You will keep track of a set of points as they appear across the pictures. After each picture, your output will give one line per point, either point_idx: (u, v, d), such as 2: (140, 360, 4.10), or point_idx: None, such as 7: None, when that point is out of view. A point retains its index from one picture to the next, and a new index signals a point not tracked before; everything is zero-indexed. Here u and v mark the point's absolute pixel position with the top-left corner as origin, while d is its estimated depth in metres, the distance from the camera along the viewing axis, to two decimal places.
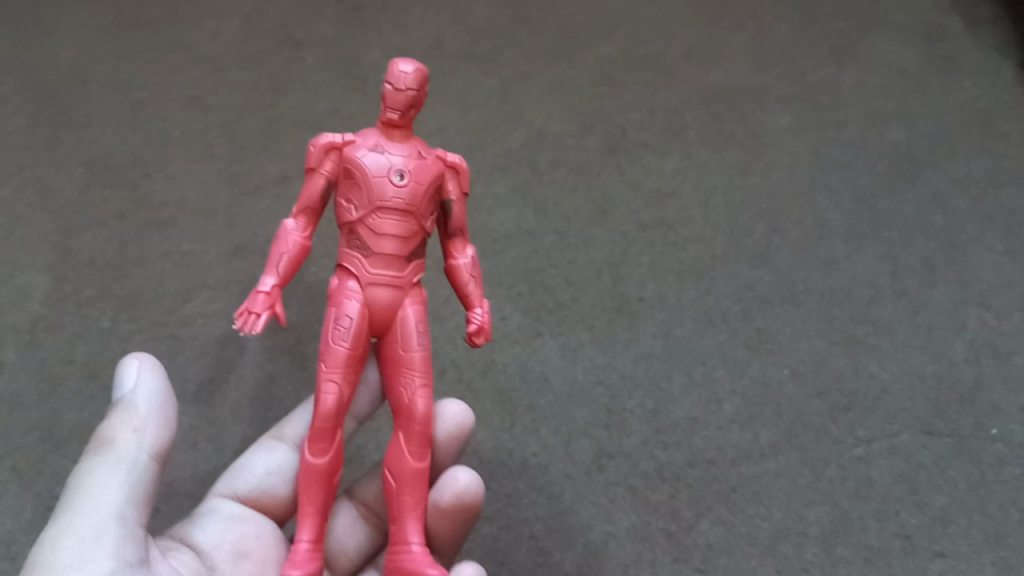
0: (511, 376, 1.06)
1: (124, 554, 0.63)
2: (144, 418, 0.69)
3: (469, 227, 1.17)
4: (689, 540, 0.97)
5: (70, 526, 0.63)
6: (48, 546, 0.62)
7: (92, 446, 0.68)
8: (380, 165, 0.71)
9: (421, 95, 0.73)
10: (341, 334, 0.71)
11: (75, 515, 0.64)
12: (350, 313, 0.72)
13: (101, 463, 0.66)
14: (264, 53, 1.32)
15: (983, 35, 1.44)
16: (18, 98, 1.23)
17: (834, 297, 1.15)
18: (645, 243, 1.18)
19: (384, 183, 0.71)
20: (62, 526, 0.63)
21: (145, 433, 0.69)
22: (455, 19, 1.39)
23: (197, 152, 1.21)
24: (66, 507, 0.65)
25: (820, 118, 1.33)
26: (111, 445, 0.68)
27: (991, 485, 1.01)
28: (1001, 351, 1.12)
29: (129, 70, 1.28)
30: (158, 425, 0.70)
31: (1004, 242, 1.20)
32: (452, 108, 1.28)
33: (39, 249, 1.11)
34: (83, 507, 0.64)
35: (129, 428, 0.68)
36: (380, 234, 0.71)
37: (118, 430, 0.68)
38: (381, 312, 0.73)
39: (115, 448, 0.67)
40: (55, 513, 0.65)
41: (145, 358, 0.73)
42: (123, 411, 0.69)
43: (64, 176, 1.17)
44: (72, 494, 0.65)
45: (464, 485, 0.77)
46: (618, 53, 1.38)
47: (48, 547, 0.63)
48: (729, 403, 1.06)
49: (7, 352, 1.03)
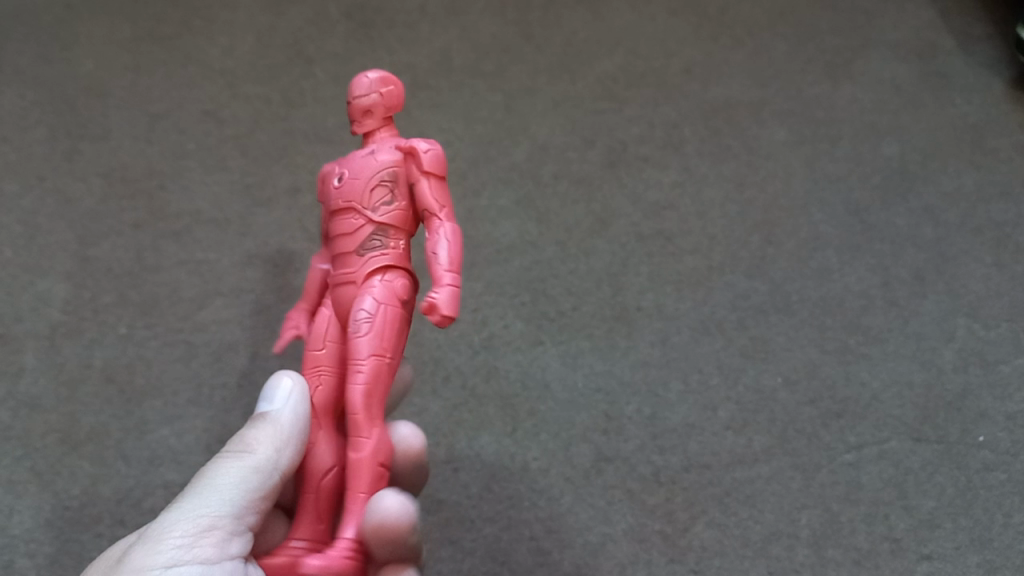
0: (512, 382, 1.10)
1: (223, 550, 0.68)
2: (285, 441, 0.70)
3: (472, 238, 1.22)
4: (684, 541, 1.01)
5: (185, 520, 0.68)
6: (161, 530, 0.67)
7: (238, 440, 0.72)
8: (335, 176, 0.74)
9: (376, 99, 0.74)
10: (314, 338, 0.73)
11: (198, 505, 0.69)
12: (321, 319, 0.73)
13: (234, 468, 0.70)
14: (276, 69, 1.37)
15: (977, 51, 1.47)
16: (38, 112, 1.30)
17: (827, 306, 1.18)
18: (644, 254, 1.22)
19: (331, 191, 0.73)
20: (180, 516, 0.68)
21: (282, 455, 0.70)
22: (462, 35, 1.44)
23: (211, 164, 1.26)
24: (191, 496, 0.69)
25: (816, 132, 1.36)
26: (251, 453, 0.71)
27: (977, 490, 1.05)
28: (989, 360, 1.14)
29: (146, 84, 1.34)
30: (301, 448, 0.72)
31: (992, 255, 1.24)
32: (458, 123, 1.34)
33: (59, 257, 1.16)
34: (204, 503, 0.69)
35: (269, 447, 0.70)
36: (333, 238, 0.72)
37: (257, 444, 0.70)
38: (339, 309, 0.71)
39: (253, 460, 0.70)
40: (179, 495, 0.70)
41: (296, 380, 0.73)
42: (269, 426, 0.70)
43: (83, 188, 1.23)
44: (199, 486, 0.70)
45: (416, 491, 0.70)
46: (619, 69, 1.42)
47: (163, 520, 0.68)
48: (724, 410, 1.09)
49: (27, 356, 1.08)
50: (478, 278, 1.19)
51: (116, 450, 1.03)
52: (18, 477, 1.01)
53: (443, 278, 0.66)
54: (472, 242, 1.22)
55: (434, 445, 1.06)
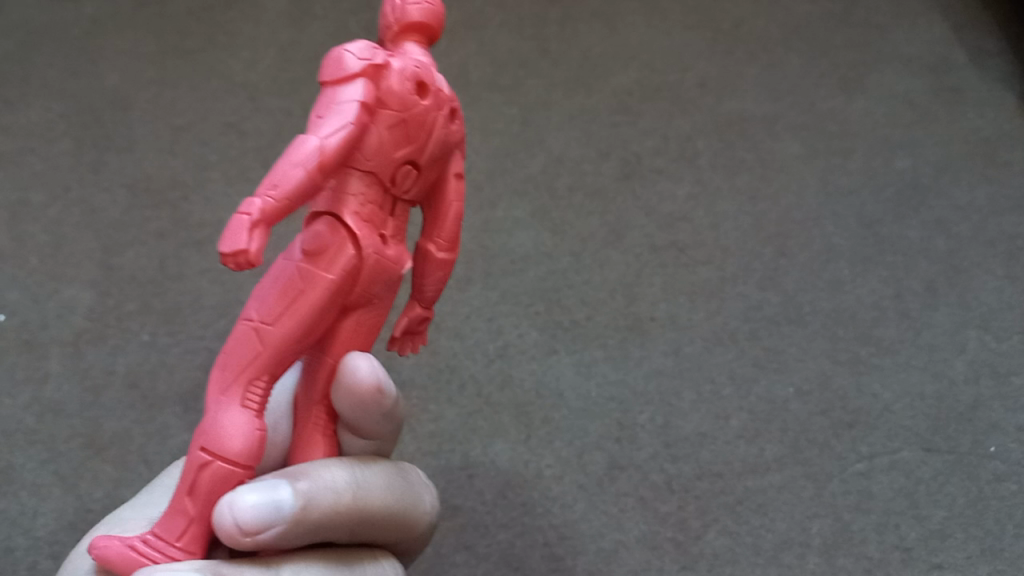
0: (527, 391, 1.12)
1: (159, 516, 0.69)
2: None
3: (488, 248, 1.24)
4: (696, 548, 1.01)
5: (130, 503, 0.72)
6: (112, 515, 0.72)
7: None
8: None
9: (383, 15, 0.57)
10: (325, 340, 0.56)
11: (143, 495, 0.73)
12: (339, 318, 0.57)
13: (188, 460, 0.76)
14: (298, 82, 1.41)
15: (989, 67, 1.50)
16: (65, 123, 1.33)
17: (839, 317, 1.19)
18: (658, 265, 1.24)
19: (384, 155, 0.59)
20: (132, 502, 0.72)
21: None
22: (480, 50, 1.48)
23: (233, 175, 1.28)
24: (148, 487, 0.74)
25: (829, 145, 1.38)
26: None
27: (988, 501, 1.05)
28: (1001, 372, 1.15)
29: (170, 98, 1.37)
30: None
31: (1004, 267, 1.25)
32: (475, 135, 1.36)
33: (85, 265, 1.19)
34: (160, 488, 0.73)
35: None
36: None
37: None
38: None
39: None
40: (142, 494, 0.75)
41: None
42: None
43: (108, 198, 1.26)
44: (158, 479, 0.75)
45: (232, 516, 0.51)
46: (635, 84, 1.45)
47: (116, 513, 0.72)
48: (736, 419, 1.10)
49: (52, 361, 1.11)
50: (494, 287, 1.20)
51: (138, 455, 1.05)
52: (43, 480, 1.02)
53: (239, 207, 0.46)
54: (488, 252, 1.24)
55: (449, 452, 1.07)
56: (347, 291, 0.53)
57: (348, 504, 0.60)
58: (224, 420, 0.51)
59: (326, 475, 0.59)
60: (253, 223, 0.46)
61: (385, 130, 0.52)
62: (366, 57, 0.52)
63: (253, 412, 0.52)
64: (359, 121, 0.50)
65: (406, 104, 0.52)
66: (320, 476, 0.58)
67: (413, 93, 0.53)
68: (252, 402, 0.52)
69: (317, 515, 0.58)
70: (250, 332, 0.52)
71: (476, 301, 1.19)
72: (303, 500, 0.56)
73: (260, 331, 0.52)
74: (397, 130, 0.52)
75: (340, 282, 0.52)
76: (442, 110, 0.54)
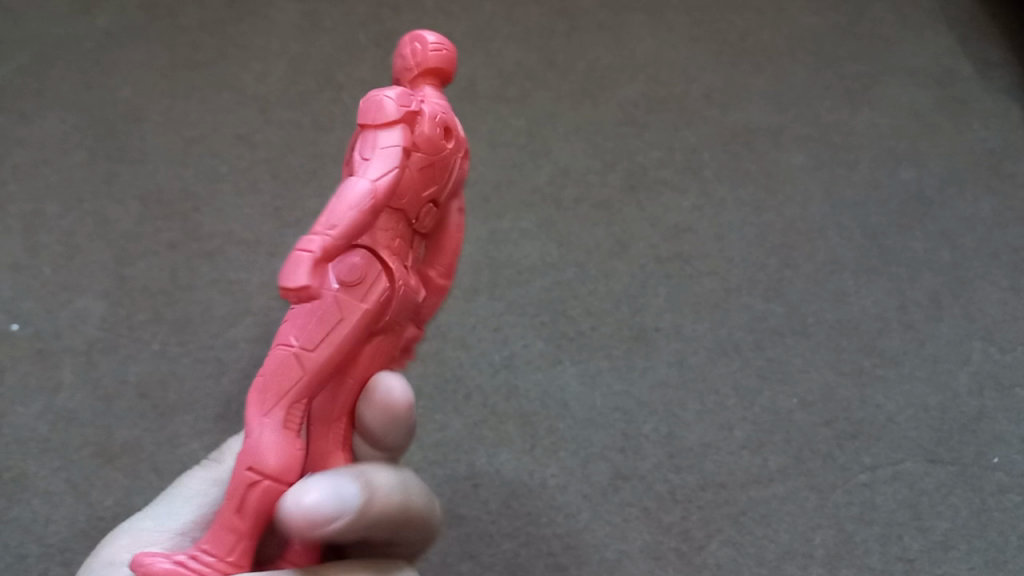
0: (532, 401, 1.12)
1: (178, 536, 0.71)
2: None
3: (495, 259, 1.25)
4: (699, 559, 1.02)
5: (144, 512, 0.73)
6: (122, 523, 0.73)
7: (211, 458, 0.80)
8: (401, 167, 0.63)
9: (401, 57, 0.62)
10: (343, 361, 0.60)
11: (154, 507, 0.75)
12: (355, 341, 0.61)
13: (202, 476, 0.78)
14: (308, 94, 1.43)
15: (993, 79, 1.51)
16: (78, 135, 1.35)
17: (843, 328, 1.20)
18: (663, 276, 1.24)
19: None
20: (144, 511, 0.74)
21: None
22: (488, 62, 1.49)
23: (243, 187, 1.30)
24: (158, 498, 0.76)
25: (834, 157, 1.39)
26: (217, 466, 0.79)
27: (991, 512, 1.06)
28: (1004, 383, 1.16)
29: (182, 110, 1.39)
30: None
31: (1009, 279, 1.25)
32: (482, 146, 1.37)
33: (97, 276, 1.21)
34: (174, 500, 0.74)
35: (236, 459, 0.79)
36: None
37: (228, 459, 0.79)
38: None
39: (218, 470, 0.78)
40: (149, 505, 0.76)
41: None
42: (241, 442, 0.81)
43: (121, 209, 1.28)
44: (168, 491, 0.77)
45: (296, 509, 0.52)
46: (641, 95, 1.46)
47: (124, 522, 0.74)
48: (739, 429, 1.11)
49: (64, 371, 1.12)
50: (500, 298, 1.21)
51: (149, 464, 1.06)
52: (56, 488, 1.04)
53: (300, 244, 0.50)
54: (495, 262, 1.25)
55: (455, 461, 1.08)
56: (378, 318, 0.57)
57: (400, 503, 0.60)
58: (269, 440, 0.54)
59: (380, 476, 0.60)
60: (316, 259, 0.50)
61: (416, 170, 0.57)
62: (404, 104, 0.56)
63: (294, 433, 0.55)
64: (401, 164, 0.54)
65: (436, 147, 0.57)
66: (375, 476, 0.59)
67: (440, 137, 0.58)
68: (293, 422, 0.55)
69: (378, 511, 0.58)
70: (289, 357, 0.55)
71: (482, 312, 1.20)
72: (366, 493, 0.57)
73: (301, 357, 0.55)
74: (426, 170, 0.57)
75: (372, 310, 0.56)
76: (457, 151, 0.60)
